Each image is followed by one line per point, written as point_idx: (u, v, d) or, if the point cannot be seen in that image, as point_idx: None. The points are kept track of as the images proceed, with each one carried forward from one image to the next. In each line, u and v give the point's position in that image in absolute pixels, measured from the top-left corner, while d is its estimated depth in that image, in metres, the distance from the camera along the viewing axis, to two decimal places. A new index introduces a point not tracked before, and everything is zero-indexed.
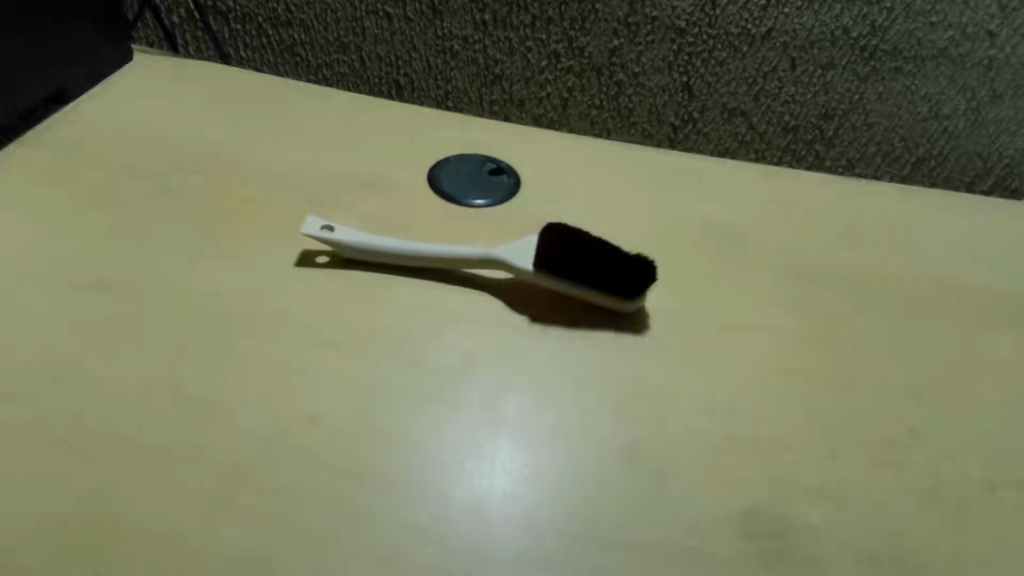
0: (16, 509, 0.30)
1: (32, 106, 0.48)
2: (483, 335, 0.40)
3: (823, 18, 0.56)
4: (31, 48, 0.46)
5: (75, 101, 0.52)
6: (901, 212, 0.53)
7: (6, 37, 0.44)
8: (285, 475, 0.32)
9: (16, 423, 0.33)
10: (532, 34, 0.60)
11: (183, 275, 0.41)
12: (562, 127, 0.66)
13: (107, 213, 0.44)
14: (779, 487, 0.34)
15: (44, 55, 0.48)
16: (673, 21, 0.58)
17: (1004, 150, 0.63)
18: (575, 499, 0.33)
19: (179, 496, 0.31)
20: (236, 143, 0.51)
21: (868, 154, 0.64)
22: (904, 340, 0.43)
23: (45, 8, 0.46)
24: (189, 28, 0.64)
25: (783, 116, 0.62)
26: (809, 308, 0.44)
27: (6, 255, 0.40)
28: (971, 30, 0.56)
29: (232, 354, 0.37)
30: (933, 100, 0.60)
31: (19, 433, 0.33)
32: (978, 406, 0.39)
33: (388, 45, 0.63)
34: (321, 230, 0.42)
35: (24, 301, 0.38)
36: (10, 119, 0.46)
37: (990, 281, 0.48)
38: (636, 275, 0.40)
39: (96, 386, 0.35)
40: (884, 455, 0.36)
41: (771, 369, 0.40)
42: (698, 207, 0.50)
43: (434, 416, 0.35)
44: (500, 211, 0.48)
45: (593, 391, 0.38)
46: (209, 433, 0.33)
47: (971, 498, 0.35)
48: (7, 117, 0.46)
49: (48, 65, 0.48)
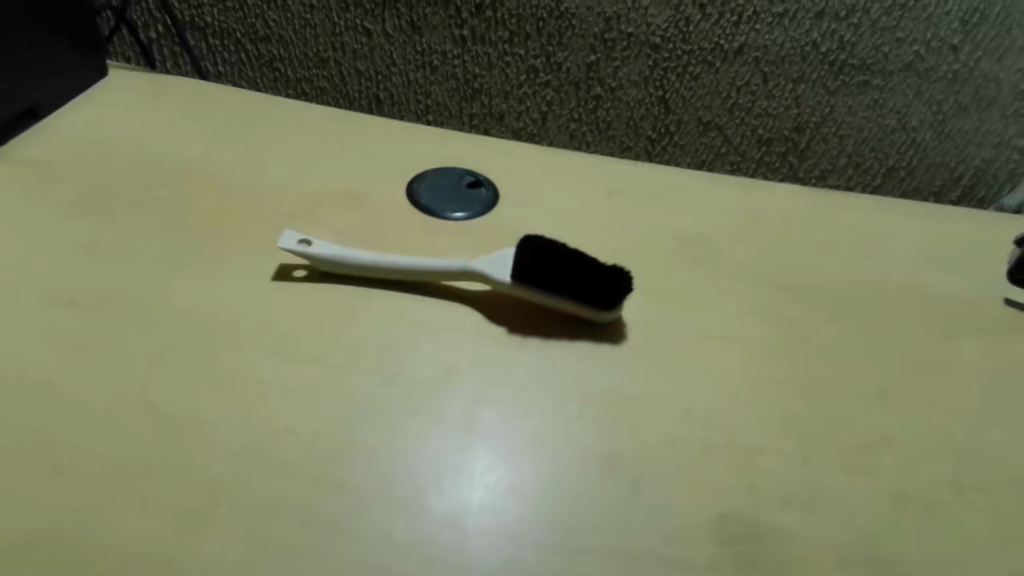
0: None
1: (25, 110, 0.49)
2: (464, 345, 0.40)
3: (793, 35, 0.57)
4: (22, 52, 0.47)
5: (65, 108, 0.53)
6: (876, 222, 0.54)
7: (8, 37, 0.46)
8: (259, 486, 0.32)
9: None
10: (511, 49, 0.61)
11: (162, 286, 0.41)
12: (542, 140, 0.67)
13: (85, 225, 0.44)
14: (753, 494, 0.35)
15: (42, 58, 0.49)
16: (648, 37, 0.59)
17: (972, 160, 0.64)
18: (556, 509, 0.33)
19: (152, 512, 0.31)
20: (217, 155, 0.51)
21: (839, 166, 0.65)
22: (877, 348, 0.43)
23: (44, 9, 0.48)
24: (166, 43, 0.65)
25: (757, 129, 0.64)
26: (782, 317, 0.44)
27: None
28: (935, 45, 0.57)
29: (210, 368, 0.37)
30: (901, 113, 0.61)
31: None
32: (947, 410, 0.40)
33: (368, 60, 0.63)
34: (298, 244, 0.43)
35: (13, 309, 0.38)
36: (9, 117, 0.48)
37: (955, 288, 0.49)
38: (612, 286, 0.41)
39: (72, 399, 0.35)
40: (857, 460, 0.37)
41: (747, 377, 0.40)
42: (675, 219, 0.51)
43: (414, 428, 0.35)
44: (478, 224, 0.49)
45: (572, 401, 0.38)
46: (187, 445, 0.33)
47: (941, 501, 0.36)
48: (8, 116, 0.48)
49: (44, 68, 0.50)
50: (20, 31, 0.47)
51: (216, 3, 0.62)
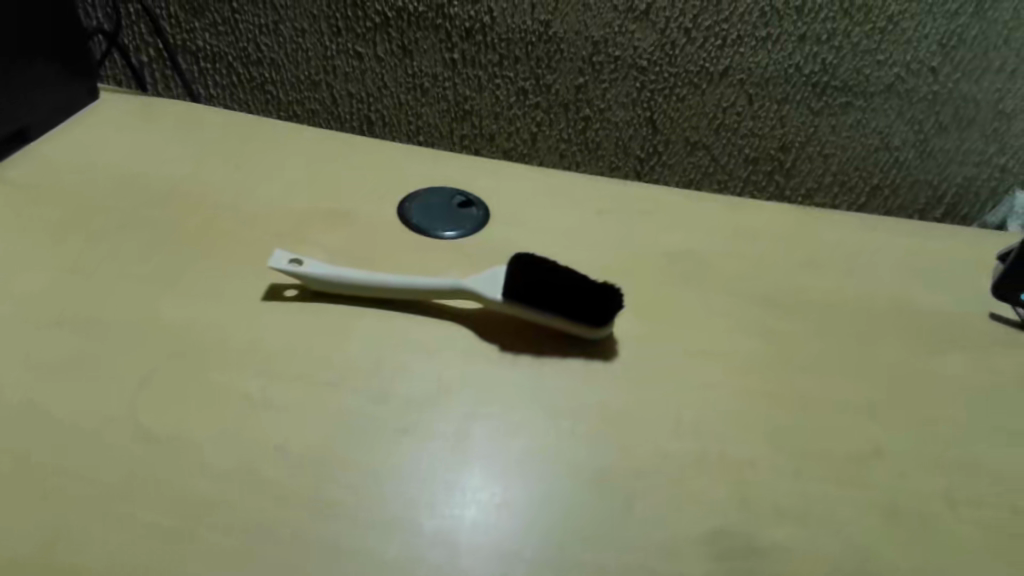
0: None
1: (19, 129, 0.49)
2: (455, 363, 0.40)
3: (777, 57, 0.59)
4: (13, 72, 0.48)
5: (59, 128, 0.53)
6: (861, 239, 0.54)
7: (8, 53, 0.47)
8: (248, 505, 0.32)
9: None
10: (500, 72, 0.62)
11: (150, 307, 0.40)
12: (532, 160, 0.67)
13: (74, 245, 0.44)
14: (745, 507, 0.35)
15: (35, 75, 0.50)
16: (636, 60, 0.60)
17: (954, 178, 0.65)
18: (548, 525, 0.33)
19: (135, 534, 0.30)
20: (207, 176, 0.51)
21: (825, 184, 0.66)
22: (865, 362, 0.44)
23: (41, 24, 0.49)
24: (158, 67, 0.65)
25: (743, 148, 0.65)
26: (772, 333, 0.45)
27: None
28: (915, 66, 0.59)
29: (199, 388, 0.36)
30: (883, 132, 0.63)
31: None
32: (936, 423, 0.40)
33: (359, 83, 0.64)
34: (289, 263, 0.42)
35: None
36: (9, 132, 0.49)
37: (939, 303, 0.49)
38: (603, 302, 0.41)
39: (59, 421, 0.34)
40: (848, 473, 0.37)
41: (739, 392, 0.40)
42: (663, 237, 0.51)
43: (405, 446, 0.35)
44: (469, 242, 0.49)
45: (563, 418, 0.38)
46: (176, 465, 0.33)
47: (932, 512, 0.36)
48: (8, 130, 0.48)
49: (40, 86, 0.51)
50: (9, 50, 0.47)
51: (208, 27, 0.62)
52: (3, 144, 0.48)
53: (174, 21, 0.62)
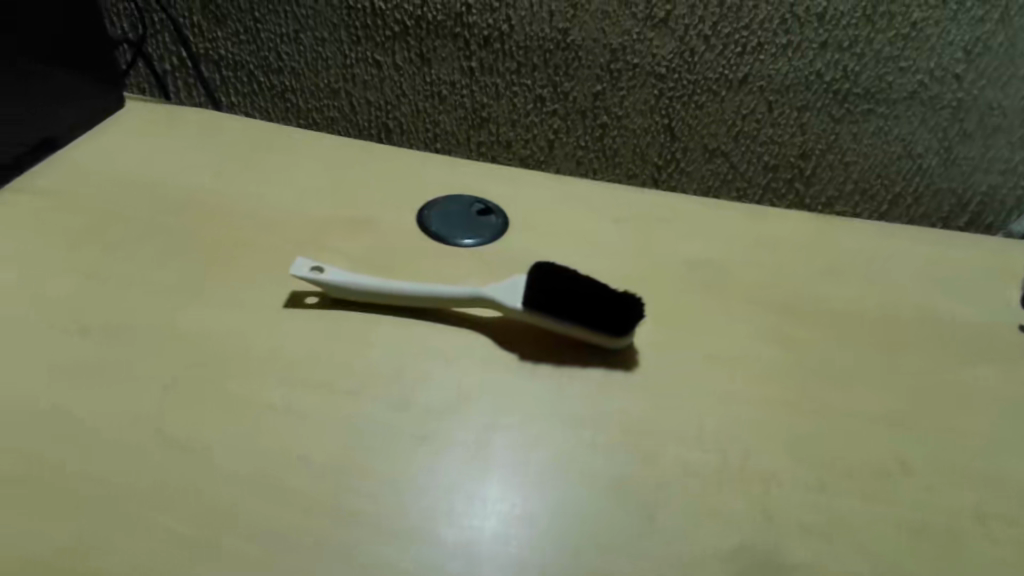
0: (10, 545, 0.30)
1: (47, 138, 0.50)
2: (474, 371, 0.40)
3: (797, 65, 0.58)
4: (22, 77, 0.47)
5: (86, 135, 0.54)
6: (884, 248, 0.54)
7: (6, 53, 0.45)
8: (269, 513, 0.32)
9: (10, 461, 0.33)
10: (518, 79, 0.62)
11: (172, 315, 0.41)
12: (549, 167, 0.67)
13: (99, 253, 0.44)
14: (768, 521, 0.34)
15: (61, 84, 0.51)
16: (654, 68, 0.60)
17: (979, 186, 0.64)
18: (567, 536, 0.32)
19: (160, 540, 0.31)
20: (228, 185, 0.51)
21: (846, 192, 0.65)
22: (891, 373, 0.43)
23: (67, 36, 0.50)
24: (181, 75, 0.66)
25: (762, 156, 0.64)
26: (795, 344, 0.44)
27: (9, 293, 0.41)
28: (939, 73, 0.58)
29: (221, 395, 0.37)
30: (906, 140, 0.62)
31: (5, 477, 0.32)
32: (963, 437, 0.40)
33: (378, 91, 0.64)
34: (310, 271, 0.43)
35: (27, 337, 0.39)
36: (38, 139, 0.50)
37: (965, 313, 0.48)
38: (623, 312, 0.41)
39: (82, 427, 0.35)
40: (873, 487, 0.36)
41: (761, 403, 0.40)
42: (683, 245, 0.51)
43: (424, 454, 0.35)
44: (488, 251, 0.49)
45: (582, 428, 0.37)
46: (197, 472, 0.33)
47: (961, 529, 0.35)
48: (37, 137, 0.50)
49: (65, 95, 0.51)
50: (9, 51, 0.46)
51: (230, 37, 0.63)
52: (32, 149, 0.49)
53: (197, 30, 0.63)
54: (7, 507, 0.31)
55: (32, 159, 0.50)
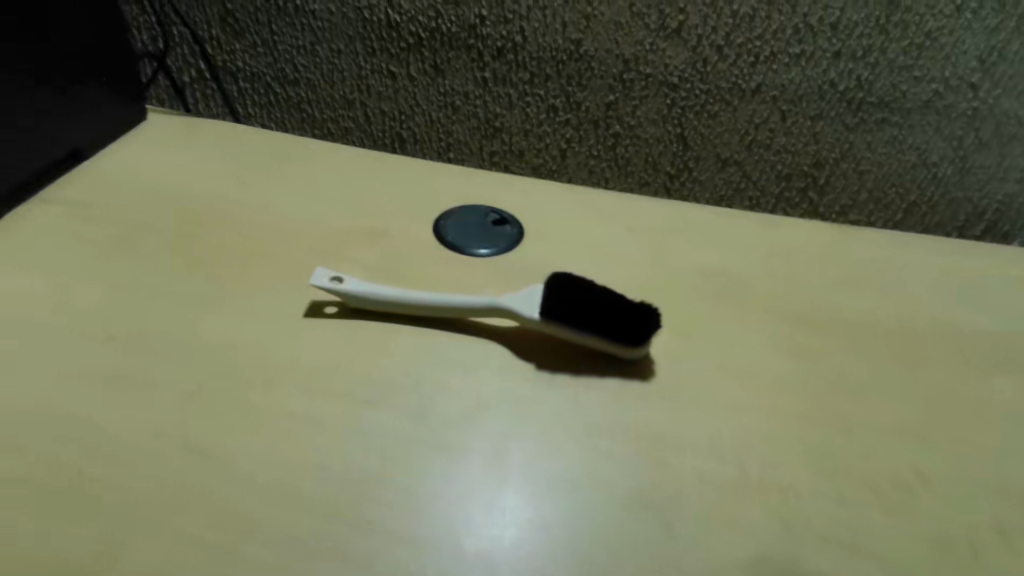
0: (36, 551, 0.30)
1: (70, 151, 0.51)
2: (490, 380, 0.40)
3: (811, 74, 0.58)
4: (25, 85, 0.46)
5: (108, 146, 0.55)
6: (900, 258, 0.53)
7: (31, 70, 0.46)
8: (289, 521, 0.32)
9: (35, 468, 0.33)
10: (531, 90, 0.63)
11: (192, 325, 0.41)
12: (562, 176, 0.68)
13: (121, 263, 0.45)
14: (787, 533, 0.34)
15: (84, 98, 0.52)
16: (667, 77, 0.60)
17: (995, 195, 0.63)
18: (586, 547, 0.32)
19: (182, 547, 0.31)
20: (247, 195, 0.52)
21: (860, 201, 0.65)
22: (909, 384, 0.43)
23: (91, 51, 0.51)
24: (199, 87, 0.67)
25: (776, 165, 0.64)
26: (812, 355, 0.44)
27: (34, 302, 0.42)
28: (954, 82, 0.58)
29: (242, 404, 0.37)
30: (920, 149, 0.61)
31: (32, 483, 0.33)
32: (983, 450, 0.39)
33: (392, 101, 0.65)
34: (330, 281, 0.43)
35: (52, 345, 0.39)
36: (63, 152, 0.51)
37: (984, 324, 0.48)
38: (641, 322, 0.41)
39: (104, 434, 0.35)
40: (893, 500, 0.36)
41: (778, 414, 0.40)
42: (698, 255, 0.51)
43: (441, 463, 0.35)
44: (504, 261, 0.49)
45: (599, 438, 0.37)
46: (218, 480, 0.33)
47: (982, 542, 0.34)
48: (63, 150, 0.51)
49: (87, 108, 0.52)
50: (33, 68, 0.46)
51: (247, 49, 0.64)
52: (58, 162, 0.50)
53: (215, 43, 0.64)
54: (7, 506, 0.32)
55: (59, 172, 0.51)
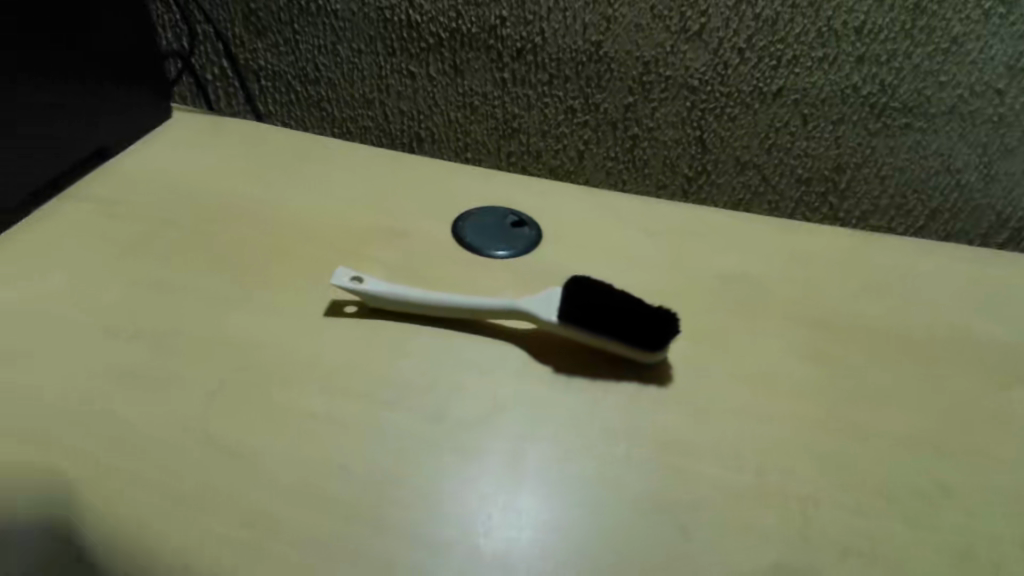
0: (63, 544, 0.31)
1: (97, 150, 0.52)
2: (507, 382, 0.40)
3: (833, 78, 0.58)
4: (57, 85, 0.47)
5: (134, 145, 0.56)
6: (923, 266, 0.53)
7: (63, 69, 0.47)
8: (308, 519, 0.32)
9: (62, 461, 0.34)
10: (550, 91, 0.63)
11: (215, 322, 0.42)
12: (579, 177, 0.68)
13: (146, 260, 0.46)
14: (805, 543, 0.34)
15: (111, 97, 0.52)
16: (687, 80, 0.60)
17: (1020, 202, 0.62)
18: (602, 550, 0.32)
19: (204, 543, 0.31)
20: (269, 194, 0.52)
21: (881, 207, 0.64)
22: (931, 394, 0.42)
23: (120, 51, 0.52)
24: (221, 85, 0.68)
25: (796, 169, 0.64)
26: (832, 363, 0.43)
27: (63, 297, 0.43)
28: (979, 88, 0.57)
29: (263, 402, 0.37)
30: (944, 155, 0.61)
31: (59, 476, 0.33)
32: (1006, 462, 0.39)
33: (411, 101, 0.65)
34: (350, 281, 0.43)
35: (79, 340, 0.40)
36: (90, 150, 0.51)
37: (1009, 334, 0.47)
38: (659, 327, 0.41)
39: (130, 429, 0.36)
40: (913, 511, 0.35)
41: (797, 422, 0.39)
42: (717, 259, 0.51)
43: (457, 463, 0.35)
44: (522, 262, 0.49)
45: (615, 442, 0.37)
46: (240, 477, 0.34)
47: (1004, 557, 0.34)
48: (89, 149, 0.51)
49: (114, 107, 0.53)
50: (65, 67, 0.47)
51: (270, 48, 0.65)
52: (85, 160, 0.51)
53: (238, 41, 0.65)
54: (38, 498, 0.32)
55: (85, 169, 0.52)
